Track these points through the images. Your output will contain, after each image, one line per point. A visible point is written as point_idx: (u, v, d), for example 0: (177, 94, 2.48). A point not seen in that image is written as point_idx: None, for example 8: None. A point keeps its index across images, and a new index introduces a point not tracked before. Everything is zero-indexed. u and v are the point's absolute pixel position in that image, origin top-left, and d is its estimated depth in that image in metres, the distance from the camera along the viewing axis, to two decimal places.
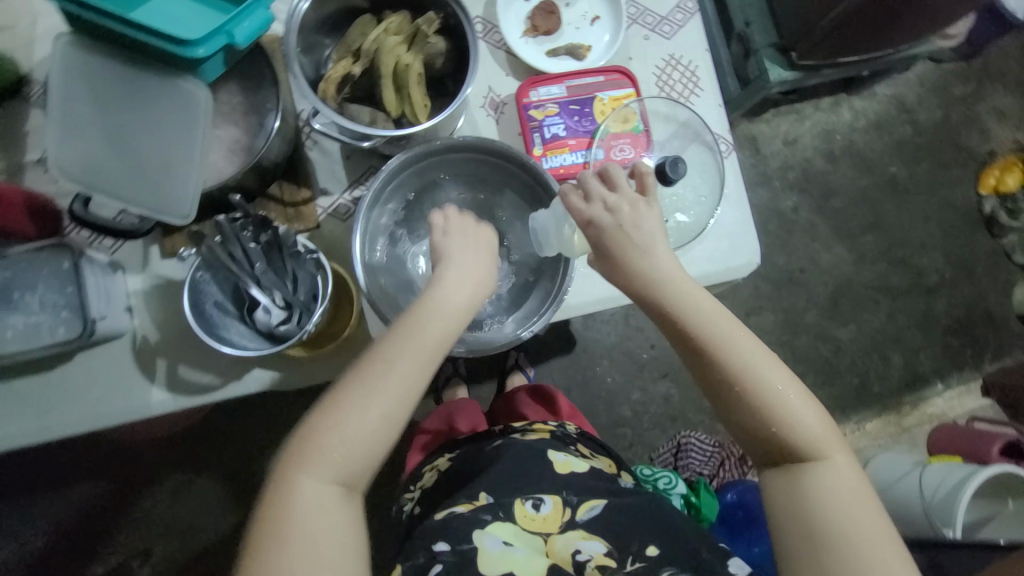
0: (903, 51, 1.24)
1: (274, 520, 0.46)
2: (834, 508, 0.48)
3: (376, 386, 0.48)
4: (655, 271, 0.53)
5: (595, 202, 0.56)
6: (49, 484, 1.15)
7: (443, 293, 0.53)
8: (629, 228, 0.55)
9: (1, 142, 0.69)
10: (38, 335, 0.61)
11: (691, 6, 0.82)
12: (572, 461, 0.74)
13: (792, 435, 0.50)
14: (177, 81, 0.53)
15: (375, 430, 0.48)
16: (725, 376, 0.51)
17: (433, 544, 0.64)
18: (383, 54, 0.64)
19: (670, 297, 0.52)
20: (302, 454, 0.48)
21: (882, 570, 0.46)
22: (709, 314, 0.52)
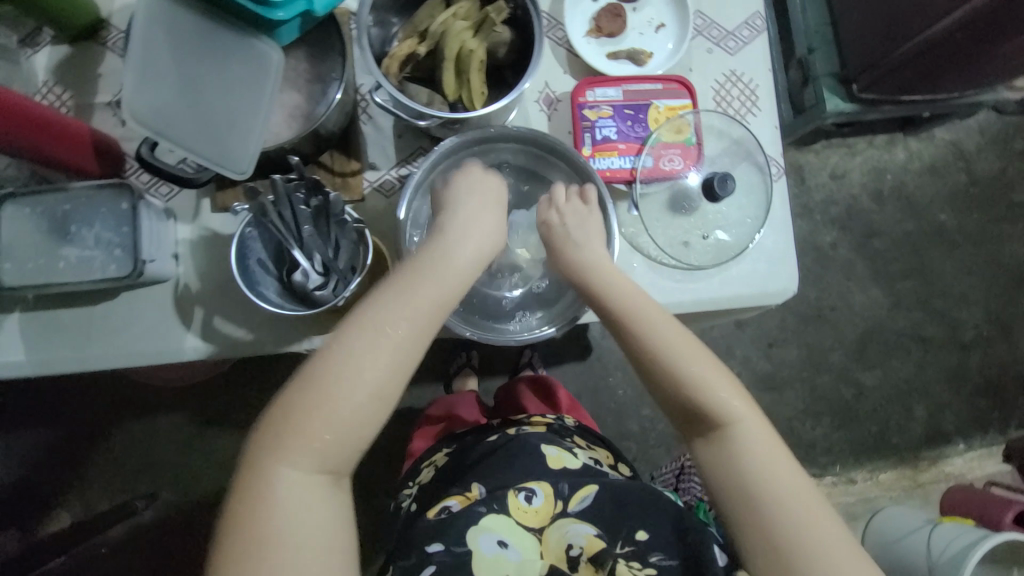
0: (970, 97, 1.19)
1: (244, 514, 0.47)
2: (752, 460, 0.55)
3: (354, 373, 0.49)
4: (588, 261, 0.64)
5: (552, 209, 0.68)
6: (70, 416, 1.19)
7: (419, 285, 0.53)
8: (571, 226, 0.66)
9: (74, 81, 0.72)
10: (89, 270, 0.63)
11: (759, 24, 0.81)
12: (565, 456, 0.71)
13: (707, 405, 0.57)
14: (254, 42, 0.55)
15: (354, 418, 0.49)
16: (647, 361, 0.59)
17: (428, 544, 0.64)
18: (450, 37, 0.64)
19: (598, 288, 0.62)
20: (273, 447, 0.48)
21: (796, 505, 0.53)
22: (630, 303, 0.61)
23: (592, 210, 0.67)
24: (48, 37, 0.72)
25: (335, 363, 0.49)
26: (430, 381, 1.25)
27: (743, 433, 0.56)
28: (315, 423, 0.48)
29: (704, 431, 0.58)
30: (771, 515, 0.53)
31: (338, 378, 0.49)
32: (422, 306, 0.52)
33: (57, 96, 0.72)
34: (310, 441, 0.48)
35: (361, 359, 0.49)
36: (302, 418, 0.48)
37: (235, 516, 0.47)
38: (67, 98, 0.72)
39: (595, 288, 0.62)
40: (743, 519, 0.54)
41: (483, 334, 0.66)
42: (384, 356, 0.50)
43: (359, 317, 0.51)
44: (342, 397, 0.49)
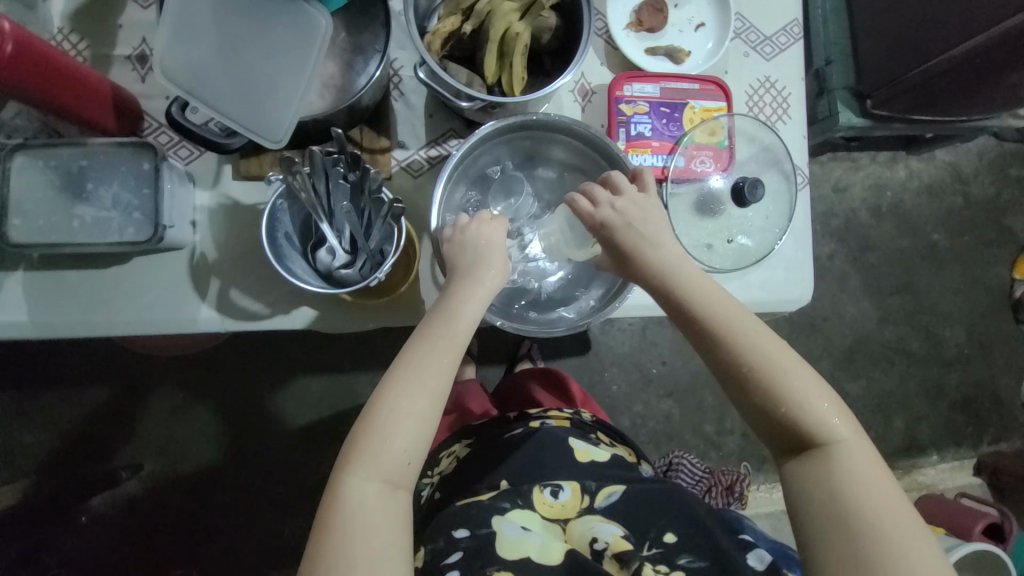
0: (974, 122, 1.21)
1: (328, 527, 0.50)
2: (849, 477, 0.50)
3: (407, 383, 0.53)
4: (667, 256, 0.57)
5: (603, 206, 0.60)
6: (54, 382, 1.15)
7: (467, 299, 0.57)
8: (638, 224, 0.59)
9: (91, 30, 0.68)
10: (105, 231, 0.61)
11: (797, 32, 0.81)
12: (592, 450, 0.73)
13: (801, 421, 0.52)
14: (305, 7, 0.53)
15: (411, 428, 0.52)
16: (734, 373, 0.53)
17: (454, 531, 0.65)
18: (496, 17, 0.63)
19: (679, 291, 0.56)
20: (346, 460, 0.52)
21: (894, 523, 0.48)
22: (716, 309, 0.54)
23: (654, 202, 0.61)
24: None
25: (398, 376, 0.53)
26: None
27: (844, 452, 0.51)
28: (386, 432, 0.52)
29: (795, 446, 0.53)
30: (874, 548, 0.47)
31: (405, 389, 0.53)
32: (472, 319, 0.56)
33: (71, 44, 0.68)
34: (381, 449, 0.51)
35: (428, 366, 0.54)
36: (363, 437, 0.52)
37: (321, 529, 0.50)
38: (83, 48, 0.68)
39: (675, 292, 0.56)
40: (841, 550, 0.48)
41: (513, 324, 0.64)
42: (444, 364, 0.54)
43: (417, 333, 0.55)
44: (409, 405, 0.52)
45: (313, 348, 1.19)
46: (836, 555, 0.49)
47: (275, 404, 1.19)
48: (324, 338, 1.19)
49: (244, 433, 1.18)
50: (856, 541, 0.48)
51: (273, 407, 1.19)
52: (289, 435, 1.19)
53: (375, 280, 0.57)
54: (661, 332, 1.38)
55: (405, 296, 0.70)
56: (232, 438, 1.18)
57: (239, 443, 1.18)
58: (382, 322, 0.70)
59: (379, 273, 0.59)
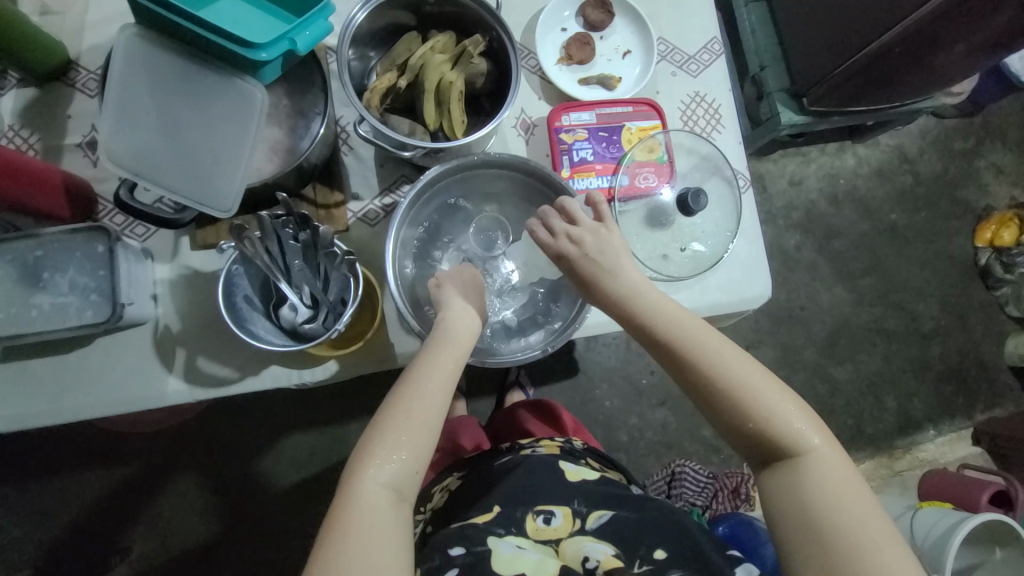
0: (906, 106, 1.27)
1: (333, 536, 0.48)
2: (815, 487, 0.50)
3: (417, 388, 0.54)
4: (623, 285, 0.59)
5: (560, 236, 0.63)
6: (33, 472, 1.12)
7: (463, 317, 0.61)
8: (593, 255, 0.61)
9: (42, 123, 0.70)
10: (64, 317, 0.61)
11: (718, 48, 0.86)
12: (582, 471, 0.74)
13: (773, 432, 0.52)
14: (240, 83, 0.56)
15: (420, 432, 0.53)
16: (702, 388, 0.54)
17: (449, 548, 0.64)
18: (428, 69, 0.66)
19: (642, 315, 0.57)
20: (354, 467, 0.51)
21: (864, 531, 0.48)
22: (678, 327, 0.55)
23: (611, 230, 0.63)
24: (13, 80, 0.70)
25: (406, 382, 0.55)
26: None
27: (819, 463, 0.51)
28: (395, 439, 0.52)
29: (767, 457, 0.53)
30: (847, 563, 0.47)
31: (412, 395, 0.54)
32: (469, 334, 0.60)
33: (23, 139, 0.70)
34: (390, 454, 0.51)
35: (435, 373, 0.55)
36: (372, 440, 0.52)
37: (325, 541, 0.48)
38: (34, 141, 0.70)
39: (637, 317, 0.57)
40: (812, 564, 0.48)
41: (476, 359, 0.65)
42: (447, 372, 0.56)
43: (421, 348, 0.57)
44: (415, 409, 0.53)
45: (298, 404, 1.18)
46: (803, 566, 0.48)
47: (265, 467, 1.16)
48: (308, 392, 1.18)
49: (236, 501, 1.15)
50: (829, 557, 0.47)
51: (262, 470, 1.16)
52: (283, 496, 1.16)
53: (336, 333, 0.59)
54: None
55: (374, 342, 0.70)
56: (223, 508, 1.15)
57: (233, 511, 1.15)
58: (354, 371, 0.71)
59: (339, 325, 0.60)
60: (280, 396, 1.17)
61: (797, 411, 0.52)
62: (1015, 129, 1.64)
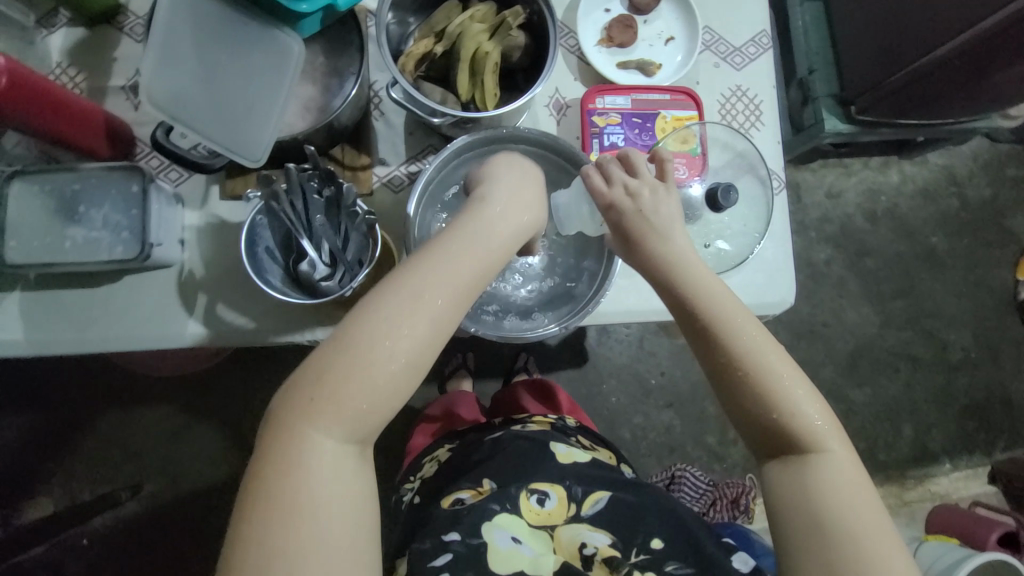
0: (962, 123, 1.20)
1: (274, 488, 0.40)
2: (826, 484, 0.49)
3: (399, 328, 0.43)
4: (669, 250, 0.53)
5: (616, 186, 0.57)
6: (58, 402, 1.18)
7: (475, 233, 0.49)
8: (648, 213, 0.55)
9: (89, 64, 0.72)
10: (95, 251, 0.63)
11: (766, 42, 0.83)
12: (574, 453, 0.74)
13: (793, 428, 0.50)
14: (280, 34, 0.56)
15: (395, 382, 0.44)
16: (728, 372, 0.51)
17: (444, 534, 0.64)
18: (466, 38, 0.66)
19: (684, 284, 0.52)
20: (306, 412, 0.42)
21: (869, 533, 0.47)
22: (721, 305, 0.51)
23: (670, 190, 0.57)
24: (65, 19, 0.72)
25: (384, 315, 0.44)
26: (423, 382, 1.25)
27: (832, 463, 0.49)
28: (363, 385, 0.43)
29: (778, 451, 0.51)
30: (849, 565, 0.45)
31: (389, 336, 0.43)
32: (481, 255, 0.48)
33: (70, 77, 0.72)
34: (353, 404, 0.43)
35: (422, 311, 0.44)
36: (331, 385, 0.43)
37: (262, 493, 0.40)
38: (80, 80, 0.72)
39: (682, 289, 0.52)
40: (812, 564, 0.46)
41: (488, 331, 0.66)
42: (442, 310, 0.45)
43: (418, 269, 0.46)
44: (391, 353, 0.43)
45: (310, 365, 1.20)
46: (803, 561, 0.47)
47: None
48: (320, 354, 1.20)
49: (242, 451, 1.19)
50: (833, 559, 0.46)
51: None
52: None
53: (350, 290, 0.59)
54: (658, 341, 1.37)
55: None
56: (230, 456, 1.19)
57: (238, 460, 1.19)
58: None
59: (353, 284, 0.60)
60: (292, 356, 1.20)
61: (815, 408, 0.50)
62: None
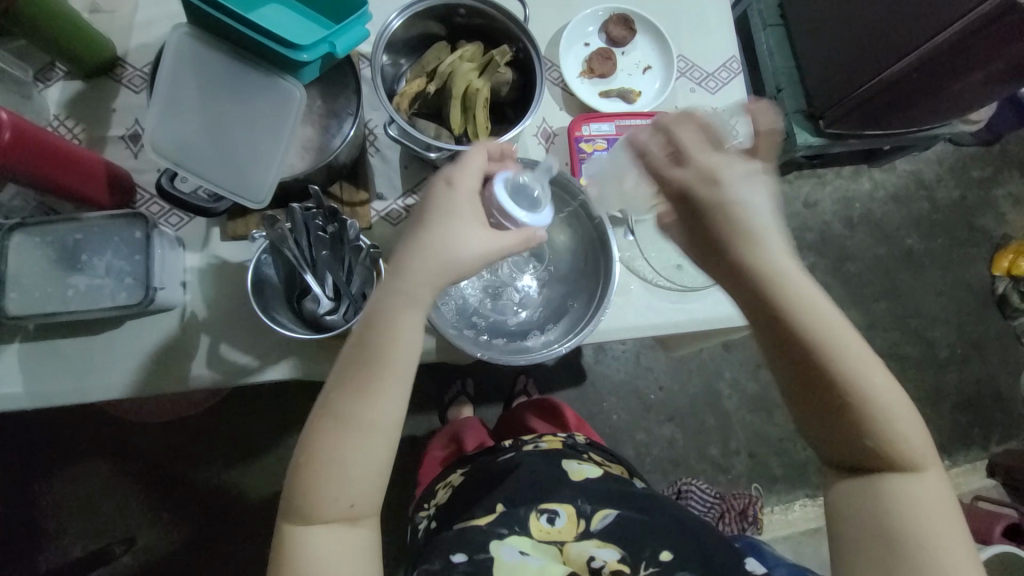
0: (925, 131, 1.27)
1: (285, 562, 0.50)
2: (910, 503, 0.48)
3: (346, 421, 0.50)
4: (761, 251, 0.48)
5: (689, 168, 0.50)
6: (48, 456, 1.14)
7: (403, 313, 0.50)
8: (733, 207, 0.49)
9: (88, 115, 0.74)
10: (98, 299, 0.64)
11: (736, 66, 0.87)
12: (586, 469, 0.74)
13: (873, 438, 0.48)
14: (280, 81, 0.59)
15: (356, 464, 0.50)
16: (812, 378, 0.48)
17: (452, 555, 0.66)
18: (456, 76, 0.69)
19: (774, 291, 0.48)
20: (291, 503, 0.50)
21: (944, 546, 0.47)
22: (811, 318, 0.48)
23: (756, 178, 0.50)
24: (61, 72, 0.74)
25: (336, 409, 0.50)
26: (424, 412, 1.24)
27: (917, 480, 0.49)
28: (328, 472, 0.50)
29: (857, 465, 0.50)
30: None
31: (341, 428, 0.50)
32: (407, 340, 0.51)
33: (68, 129, 0.74)
34: (323, 490, 0.50)
35: (363, 401, 0.50)
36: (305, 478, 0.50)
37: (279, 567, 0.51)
38: (78, 131, 0.74)
39: (773, 294, 0.48)
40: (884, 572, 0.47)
41: (493, 353, 0.67)
42: (379, 396, 0.50)
43: (349, 363, 0.51)
44: (345, 443, 0.50)
45: (309, 401, 1.19)
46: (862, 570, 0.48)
47: (270, 463, 1.17)
48: (319, 389, 1.19)
49: (242, 495, 1.16)
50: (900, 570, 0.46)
51: (268, 465, 1.17)
52: None
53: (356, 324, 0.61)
54: (655, 356, 1.39)
55: None
56: (228, 502, 1.16)
57: (237, 505, 1.16)
58: None
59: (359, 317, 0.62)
60: (291, 393, 1.19)
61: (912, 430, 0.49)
62: None
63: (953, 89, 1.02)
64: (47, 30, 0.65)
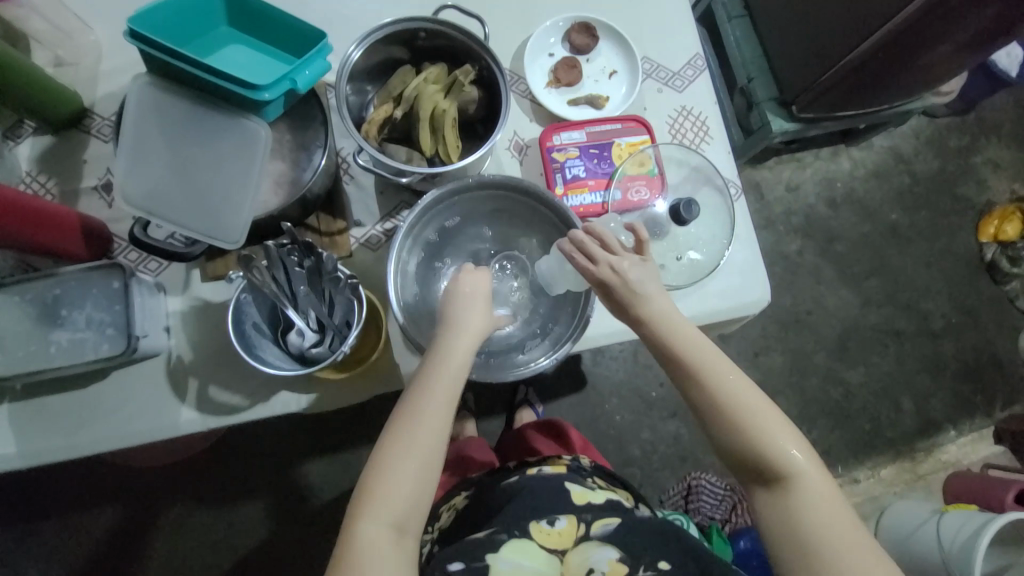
0: (897, 107, 1.28)
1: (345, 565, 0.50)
2: (808, 518, 0.51)
3: (416, 422, 0.53)
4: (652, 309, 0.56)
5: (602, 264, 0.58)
6: (50, 510, 1.13)
7: (456, 348, 0.56)
8: (635, 284, 0.57)
9: (61, 169, 0.74)
10: (82, 352, 0.64)
11: (701, 63, 0.88)
12: (588, 492, 0.73)
13: (764, 457, 0.52)
14: (243, 120, 0.59)
15: (424, 464, 0.53)
16: (708, 415, 0.54)
17: (449, 562, 0.67)
18: (422, 100, 0.70)
19: (665, 339, 0.56)
20: (361, 501, 0.52)
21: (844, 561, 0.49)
22: (701, 354, 0.55)
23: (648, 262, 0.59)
24: (29, 128, 0.74)
25: (407, 411, 0.54)
26: None
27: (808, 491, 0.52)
28: (399, 467, 0.52)
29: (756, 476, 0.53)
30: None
31: (410, 431, 0.53)
32: (468, 355, 0.57)
33: (41, 185, 0.74)
34: (391, 490, 0.51)
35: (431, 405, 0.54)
36: (379, 475, 0.52)
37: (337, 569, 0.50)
38: (52, 186, 0.74)
39: (665, 342, 0.55)
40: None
41: (480, 373, 0.68)
42: (445, 400, 0.55)
43: (422, 366, 0.56)
44: (416, 441, 0.53)
45: (309, 430, 1.18)
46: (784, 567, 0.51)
47: (275, 496, 1.16)
48: (318, 417, 1.18)
49: (248, 532, 1.15)
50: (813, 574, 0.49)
51: (273, 499, 1.16)
52: (293, 525, 1.15)
53: (340, 355, 0.60)
54: (653, 353, 1.39)
55: (379, 362, 0.72)
56: (236, 539, 1.15)
57: (245, 541, 1.15)
58: (359, 394, 0.72)
59: (343, 347, 0.62)
60: (289, 424, 1.18)
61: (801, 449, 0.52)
62: (1010, 123, 1.64)
63: (928, 57, 1.02)
64: (10, 89, 0.65)
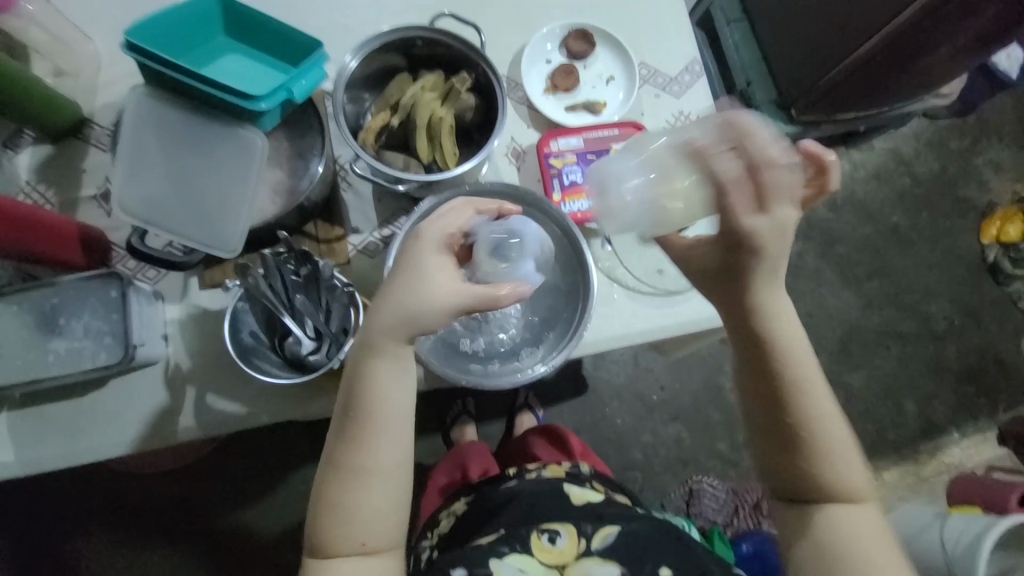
0: (897, 109, 1.28)
1: None
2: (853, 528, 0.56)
3: (357, 467, 0.54)
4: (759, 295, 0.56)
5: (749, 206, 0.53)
6: (52, 515, 1.13)
7: (388, 386, 0.54)
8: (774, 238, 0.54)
9: (60, 178, 0.74)
10: (80, 361, 0.64)
11: (698, 68, 0.88)
12: (587, 493, 0.73)
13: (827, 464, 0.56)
14: (240, 129, 0.59)
15: (374, 503, 0.54)
16: (787, 410, 0.56)
17: (450, 570, 0.65)
18: (419, 107, 0.70)
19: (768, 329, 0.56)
20: (317, 545, 0.55)
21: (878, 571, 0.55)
22: (794, 357, 0.56)
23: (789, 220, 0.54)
24: (29, 138, 0.74)
25: (345, 458, 0.54)
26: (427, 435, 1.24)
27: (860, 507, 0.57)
28: (343, 513, 0.54)
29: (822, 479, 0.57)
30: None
31: (352, 478, 0.54)
32: (401, 389, 0.55)
33: (41, 194, 0.74)
34: (342, 534, 0.54)
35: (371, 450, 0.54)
36: (328, 522, 0.54)
37: None
38: (51, 195, 0.74)
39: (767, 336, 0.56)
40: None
41: (475, 380, 0.69)
42: (385, 442, 0.54)
43: (351, 414, 0.54)
44: (361, 486, 0.54)
45: (310, 435, 1.18)
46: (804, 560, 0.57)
47: (275, 502, 1.16)
48: (318, 422, 1.18)
49: (248, 537, 1.15)
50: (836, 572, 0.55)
51: (273, 503, 1.16)
52: (294, 530, 1.15)
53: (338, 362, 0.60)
54: (654, 356, 1.38)
55: None
56: (237, 544, 1.15)
57: (246, 546, 1.15)
58: None
59: (340, 355, 0.62)
60: (289, 429, 1.18)
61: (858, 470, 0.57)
62: (1011, 124, 1.64)
63: (926, 60, 1.02)
64: (9, 99, 0.65)
